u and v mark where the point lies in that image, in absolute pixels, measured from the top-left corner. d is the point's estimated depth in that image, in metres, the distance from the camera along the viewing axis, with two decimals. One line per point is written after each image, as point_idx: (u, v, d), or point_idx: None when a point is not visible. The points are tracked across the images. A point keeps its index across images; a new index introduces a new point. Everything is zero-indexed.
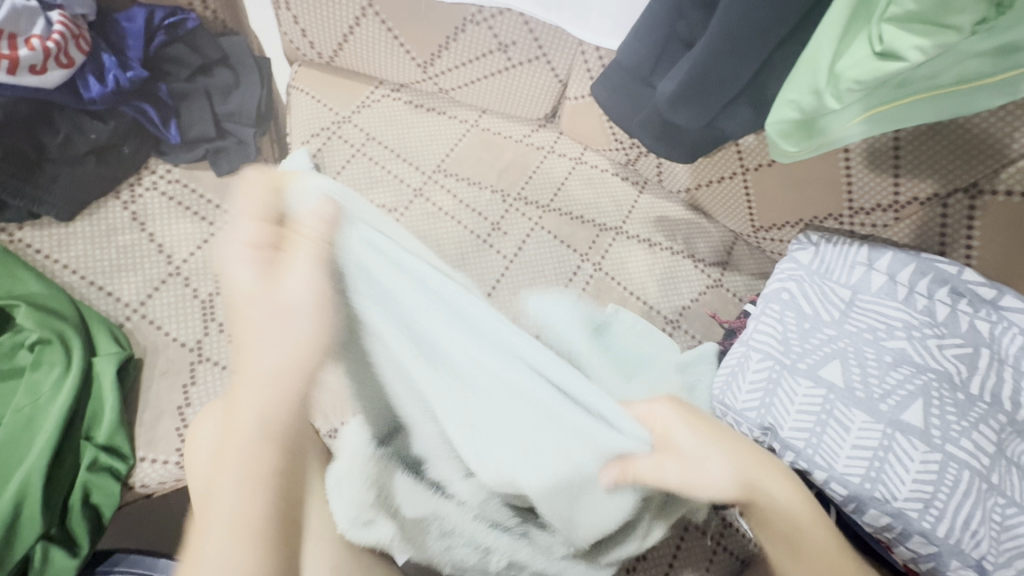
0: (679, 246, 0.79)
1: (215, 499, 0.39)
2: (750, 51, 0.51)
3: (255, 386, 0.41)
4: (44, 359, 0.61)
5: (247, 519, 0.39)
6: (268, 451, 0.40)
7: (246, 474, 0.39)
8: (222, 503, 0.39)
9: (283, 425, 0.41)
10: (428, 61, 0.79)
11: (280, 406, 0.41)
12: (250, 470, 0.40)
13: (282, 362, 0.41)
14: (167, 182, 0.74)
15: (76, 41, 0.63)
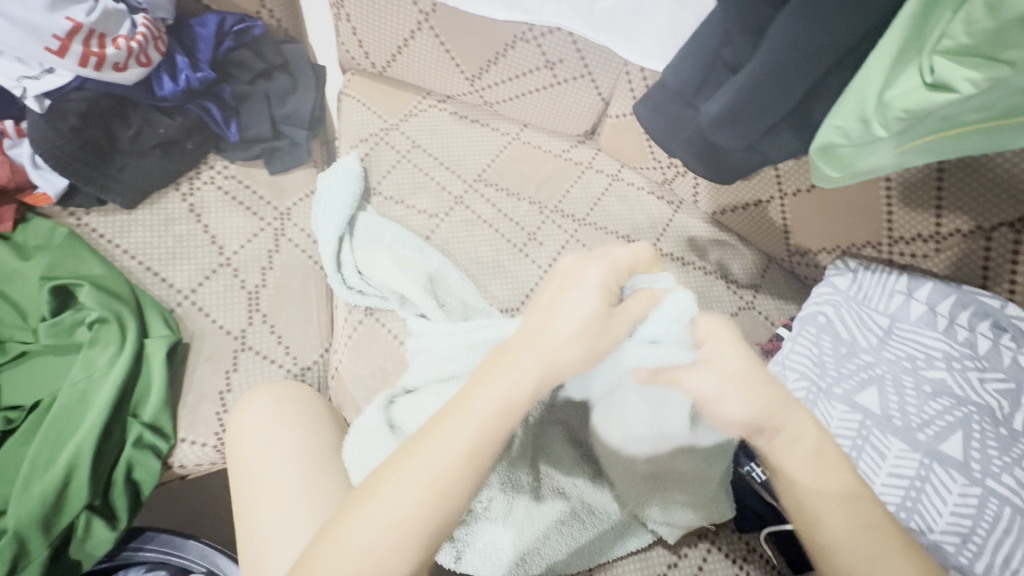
0: (712, 266, 0.79)
1: (347, 525, 0.39)
2: (798, 78, 0.52)
3: (525, 371, 0.42)
4: (100, 338, 0.65)
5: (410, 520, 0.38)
6: (428, 495, 0.39)
7: (428, 485, 0.39)
8: (442, 445, 0.40)
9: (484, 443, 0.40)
10: (476, 75, 0.82)
11: (525, 405, 0.42)
12: (443, 474, 0.39)
13: (580, 347, 0.43)
14: (224, 178, 0.78)
15: (155, 42, 0.67)
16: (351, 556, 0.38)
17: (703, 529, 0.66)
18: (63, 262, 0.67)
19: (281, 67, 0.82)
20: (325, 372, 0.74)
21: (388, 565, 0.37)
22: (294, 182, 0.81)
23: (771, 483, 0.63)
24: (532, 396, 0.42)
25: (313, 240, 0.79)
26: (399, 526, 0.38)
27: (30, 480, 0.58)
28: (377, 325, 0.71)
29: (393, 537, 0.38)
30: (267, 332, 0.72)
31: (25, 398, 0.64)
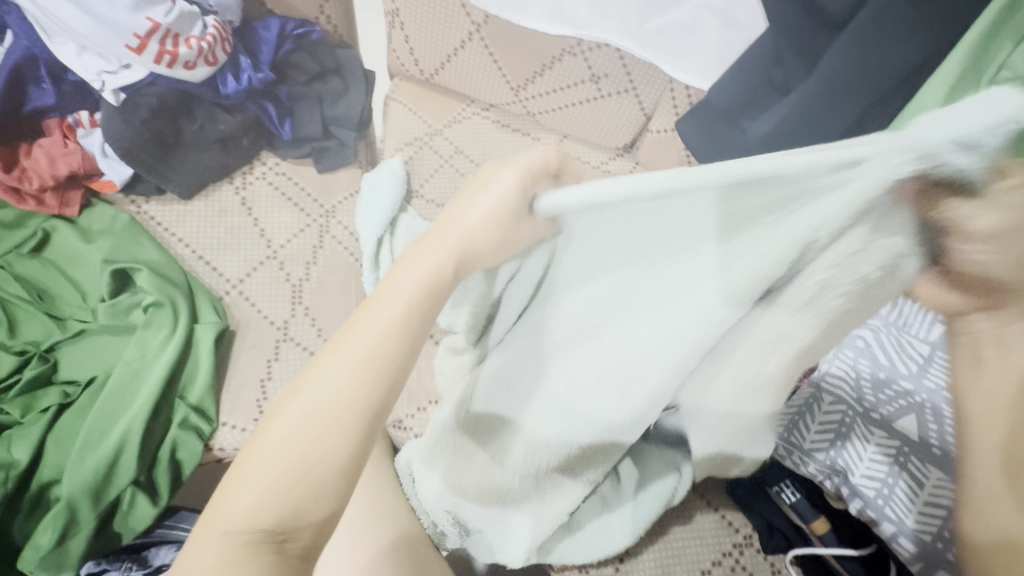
0: None
1: (264, 442, 0.34)
2: (851, 102, 0.53)
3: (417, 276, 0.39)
4: (154, 320, 0.68)
5: (343, 403, 0.35)
6: (358, 371, 0.36)
7: (355, 365, 0.36)
8: (374, 322, 0.38)
9: (411, 318, 0.39)
10: (521, 86, 0.84)
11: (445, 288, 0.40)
12: (376, 348, 0.37)
13: (494, 235, 0.40)
14: (275, 174, 0.81)
15: (223, 43, 0.71)
16: (272, 457, 0.33)
17: (727, 545, 0.66)
18: (124, 247, 0.71)
19: (334, 70, 0.85)
20: None
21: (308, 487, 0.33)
22: (340, 181, 0.83)
23: (801, 504, 0.63)
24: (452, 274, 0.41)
25: (356, 237, 0.81)
26: (311, 454, 0.33)
27: (85, 453, 0.62)
28: None
29: (327, 413, 0.34)
30: (309, 324, 0.74)
31: (82, 373, 0.67)
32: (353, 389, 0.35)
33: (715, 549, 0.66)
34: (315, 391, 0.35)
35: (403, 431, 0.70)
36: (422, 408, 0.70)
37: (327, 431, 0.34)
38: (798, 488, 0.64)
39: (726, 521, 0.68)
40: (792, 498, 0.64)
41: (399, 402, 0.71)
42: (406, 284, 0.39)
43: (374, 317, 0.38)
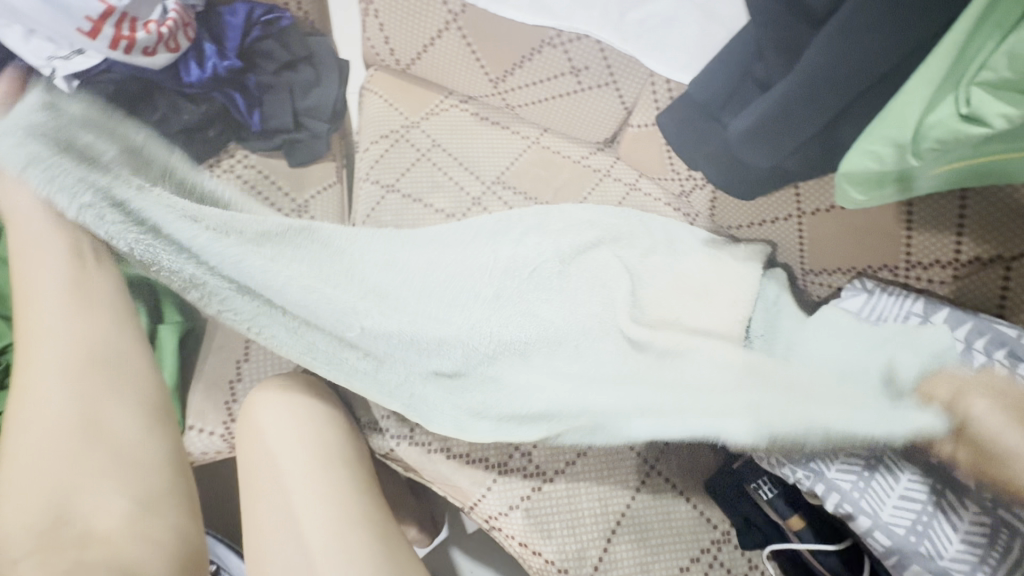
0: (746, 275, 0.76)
1: (9, 508, 0.48)
2: (833, 97, 0.52)
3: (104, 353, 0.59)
4: None
5: (58, 419, 0.53)
6: (92, 398, 0.56)
7: (93, 439, 0.53)
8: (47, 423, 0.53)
9: (83, 358, 0.58)
10: (500, 78, 0.82)
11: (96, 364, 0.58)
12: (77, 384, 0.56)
13: (75, 349, 0.58)
14: (244, 167, 0.77)
15: (184, 29, 0.70)
16: (115, 438, 0.55)
17: (705, 543, 0.67)
18: None
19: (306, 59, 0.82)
20: (335, 367, 0.74)
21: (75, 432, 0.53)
22: (313, 175, 0.81)
23: (777, 502, 0.64)
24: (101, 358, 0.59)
25: None
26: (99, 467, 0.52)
27: None
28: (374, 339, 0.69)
29: (60, 465, 0.51)
30: None
31: None
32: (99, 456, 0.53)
33: (693, 546, 0.66)
34: (22, 495, 0.48)
35: (378, 432, 0.70)
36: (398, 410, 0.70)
37: (73, 463, 0.51)
38: (774, 485, 0.64)
39: (706, 518, 0.68)
40: (768, 495, 0.64)
41: (375, 403, 0.71)
42: (55, 397, 0.54)
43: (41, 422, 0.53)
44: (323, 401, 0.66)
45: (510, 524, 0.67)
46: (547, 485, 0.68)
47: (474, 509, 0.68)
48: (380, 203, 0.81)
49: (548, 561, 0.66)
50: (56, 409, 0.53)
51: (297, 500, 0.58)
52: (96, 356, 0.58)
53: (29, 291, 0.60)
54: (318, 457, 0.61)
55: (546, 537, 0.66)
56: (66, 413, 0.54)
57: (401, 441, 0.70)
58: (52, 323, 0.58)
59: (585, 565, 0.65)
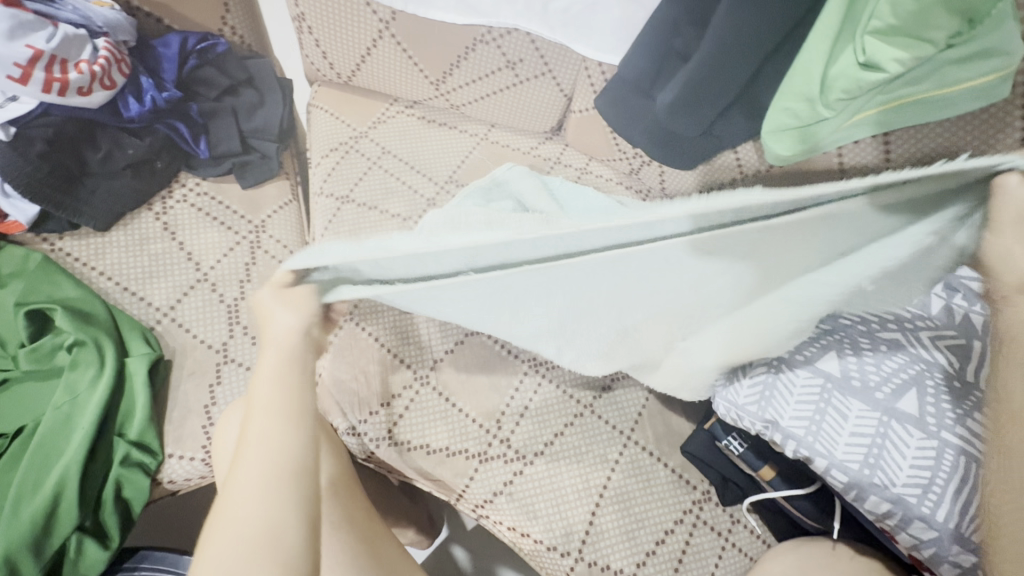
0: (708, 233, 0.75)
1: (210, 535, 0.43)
2: (745, 59, 0.54)
3: (279, 330, 0.47)
4: (80, 360, 0.65)
5: (285, 389, 0.46)
6: (280, 414, 0.45)
7: (258, 489, 0.42)
8: (236, 488, 0.43)
9: (292, 363, 0.47)
10: (440, 79, 0.84)
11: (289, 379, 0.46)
12: (273, 407, 0.45)
13: (278, 377, 0.46)
14: (196, 195, 0.79)
15: (118, 65, 0.69)
16: (250, 470, 0.43)
17: (686, 504, 0.69)
18: (38, 287, 0.68)
19: (247, 81, 0.83)
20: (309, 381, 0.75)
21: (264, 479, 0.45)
22: (267, 195, 0.82)
23: (747, 455, 0.64)
24: (297, 344, 0.48)
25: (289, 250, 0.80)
26: (259, 479, 0.43)
27: (20, 504, 0.59)
28: (357, 328, 0.73)
29: (240, 514, 0.41)
30: (249, 343, 0.73)
31: (9, 423, 0.64)
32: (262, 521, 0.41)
33: (676, 508, 0.69)
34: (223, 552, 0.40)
35: (357, 437, 0.69)
36: (375, 411, 0.70)
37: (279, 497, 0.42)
38: (743, 439, 0.65)
39: (684, 480, 0.70)
40: (738, 449, 0.65)
41: (349, 409, 0.70)
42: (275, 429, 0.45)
43: (244, 467, 0.43)
44: None
45: (496, 510, 0.68)
46: (527, 468, 0.69)
47: (461, 499, 0.69)
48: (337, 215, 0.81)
49: (537, 541, 0.67)
50: (249, 471, 0.43)
51: None
52: (280, 405, 0.45)
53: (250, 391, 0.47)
54: None
55: (532, 518, 0.67)
56: (281, 386, 0.46)
57: (380, 443, 0.69)
58: (292, 373, 0.47)
59: (573, 540, 0.67)
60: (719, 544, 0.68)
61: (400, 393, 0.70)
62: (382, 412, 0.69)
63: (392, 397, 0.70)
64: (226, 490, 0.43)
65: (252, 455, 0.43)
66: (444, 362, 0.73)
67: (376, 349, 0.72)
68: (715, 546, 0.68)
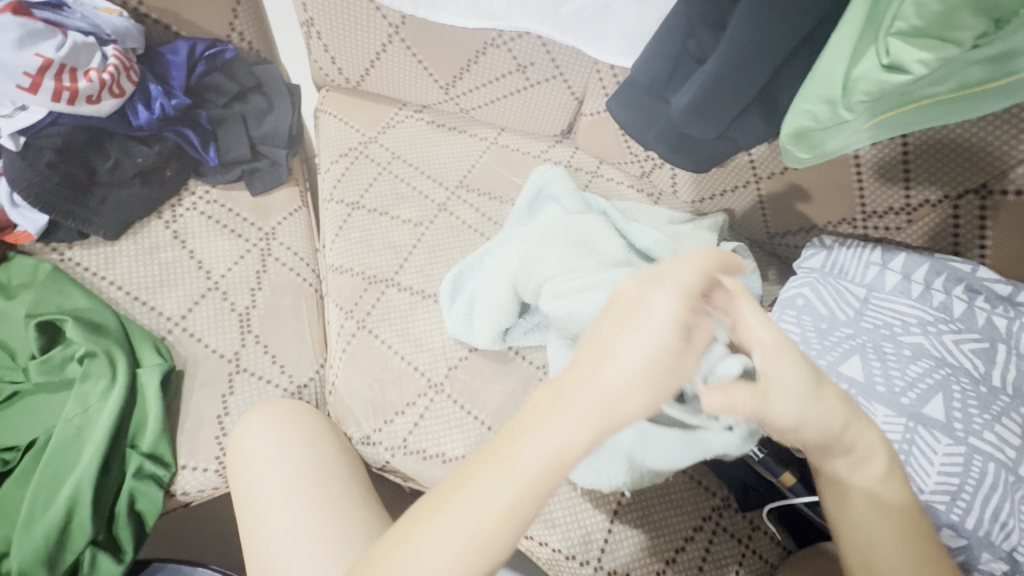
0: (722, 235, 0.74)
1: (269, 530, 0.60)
2: (764, 62, 0.54)
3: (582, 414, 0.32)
4: (91, 371, 0.64)
5: (496, 543, 0.33)
6: (505, 527, 0.33)
7: None
8: None
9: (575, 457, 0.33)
10: (450, 83, 0.83)
11: (577, 461, 0.33)
12: (514, 502, 0.33)
13: (533, 490, 0.32)
14: (206, 203, 0.78)
15: (127, 72, 0.69)
16: (439, 573, 0.33)
17: (706, 510, 0.68)
18: (48, 298, 0.67)
19: (255, 88, 0.82)
20: (322, 389, 0.74)
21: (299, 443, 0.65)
22: (276, 202, 0.81)
23: (767, 461, 0.62)
24: (561, 450, 0.33)
25: (300, 257, 0.79)
26: None
27: (33, 519, 0.58)
28: (370, 336, 0.72)
29: None
30: (262, 352, 0.72)
31: (20, 436, 0.63)
32: None
33: (695, 515, 0.68)
34: None
35: (372, 446, 0.69)
36: (390, 420, 0.69)
37: None
38: (763, 445, 0.62)
39: (703, 486, 0.70)
40: (758, 455, 0.63)
41: (365, 418, 0.69)
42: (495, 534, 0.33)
43: (441, 553, 0.33)
44: (312, 423, 0.66)
45: None
46: None
47: None
48: (347, 221, 0.81)
49: (555, 550, 0.66)
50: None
51: (296, 519, 0.57)
52: (518, 515, 0.33)
53: (441, 501, 0.34)
54: (304, 477, 0.60)
55: (551, 527, 0.66)
56: (504, 512, 0.33)
57: (395, 452, 0.68)
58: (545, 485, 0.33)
59: (592, 548, 0.66)
60: (739, 551, 0.67)
61: (412, 402, 0.69)
62: (397, 421, 0.68)
63: (407, 406, 0.69)
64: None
65: (427, 564, 0.33)
66: (458, 370, 0.71)
67: (391, 358, 0.71)
68: (736, 553, 0.67)
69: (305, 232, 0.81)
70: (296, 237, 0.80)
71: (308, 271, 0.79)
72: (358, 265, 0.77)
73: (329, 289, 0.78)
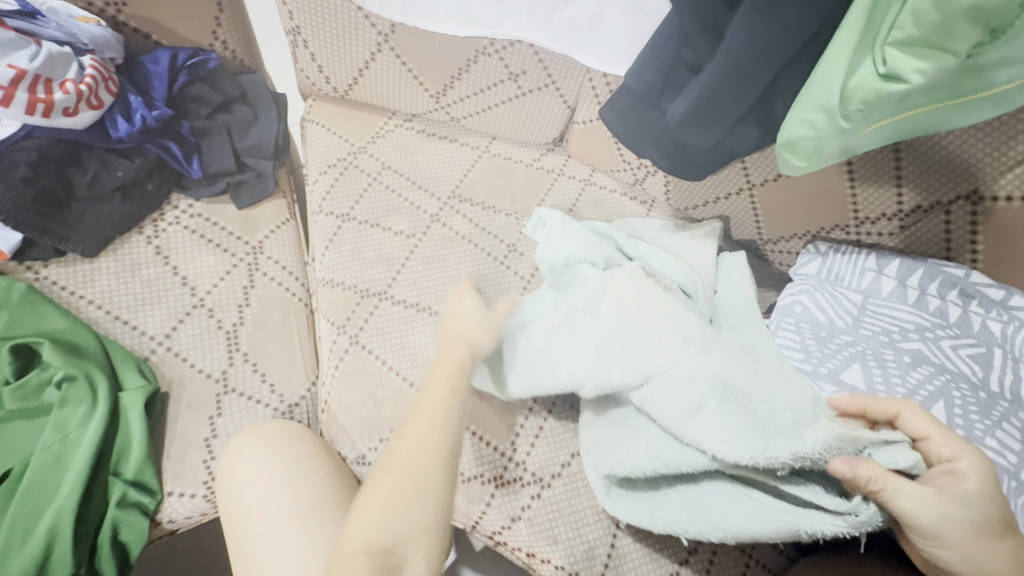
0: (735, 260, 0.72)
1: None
2: (761, 71, 0.54)
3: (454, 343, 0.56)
4: (70, 396, 0.61)
5: (433, 449, 0.47)
6: (439, 420, 0.48)
7: (414, 498, 0.45)
8: (387, 484, 0.45)
9: (457, 364, 0.54)
10: (441, 92, 0.82)
11: (451, 380, 0.52)
12: (431, 427, 0.48)
13: (442, 403, 0.50)
14: (190, 217, 0.75)
15: (105, 83, 0.66)
16: (412, 459, 0.46)
17: None
18: (23, 320, 0.64)
19: (240, 98, 0.80)
20: (314, 407, 0.72)
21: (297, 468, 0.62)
22: (263, 215, 0.79)
23: None
24: (456, 372, 0.53)
25: (289, 272, 0.77)
26: (421, 483, 0.45)
27: (8, 555, 0.55)
28: (363, 351, 0.70)
29: (409, 492, 0.45)
30: (250, 371, 0.70)
31: None
32: (388, 524, 0.43)
33: None
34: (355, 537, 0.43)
35: (367, 466, 0.66)
36: (386, 438, 0.67)
37: None
38: None
39: None
40: None
41: (359, 437, 0.67)
42: (430, 450, 0.47)
43: (405, 451, 0.47)
44: (303, 444, 0.64)
45: (514, 537, 0.66)
46: (545, 491, 0.67)
47: (478, 527, 0.67)
48: (337, 233, 0.79)
49: (558, 568, 0.65)
50: (407, 450, 0.47)
51: (288, 548, 0.54)
52: (425, 422, 0.49)
53: (400, 430, 0.49)
54: (297, 502, 0.58)
55: (554, 543, 0.65)
56: (435, 422, 0.48)
57: None
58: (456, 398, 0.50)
59: (595, 564, 0.65)
60: (743, 561, 0.66)
61: None
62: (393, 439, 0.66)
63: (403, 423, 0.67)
64: (381, 481, 0.46)
65: (413, 448, 0.47)
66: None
67: (385, 374, 0.70)
68: (739, 564, 0.66)
69: (293, 245, 0.79)
70: (284, 250, 0.78)
71: (297, 286, 0.77)
72: (349, 279, 0.75)
73: (320, 303, 0.76)
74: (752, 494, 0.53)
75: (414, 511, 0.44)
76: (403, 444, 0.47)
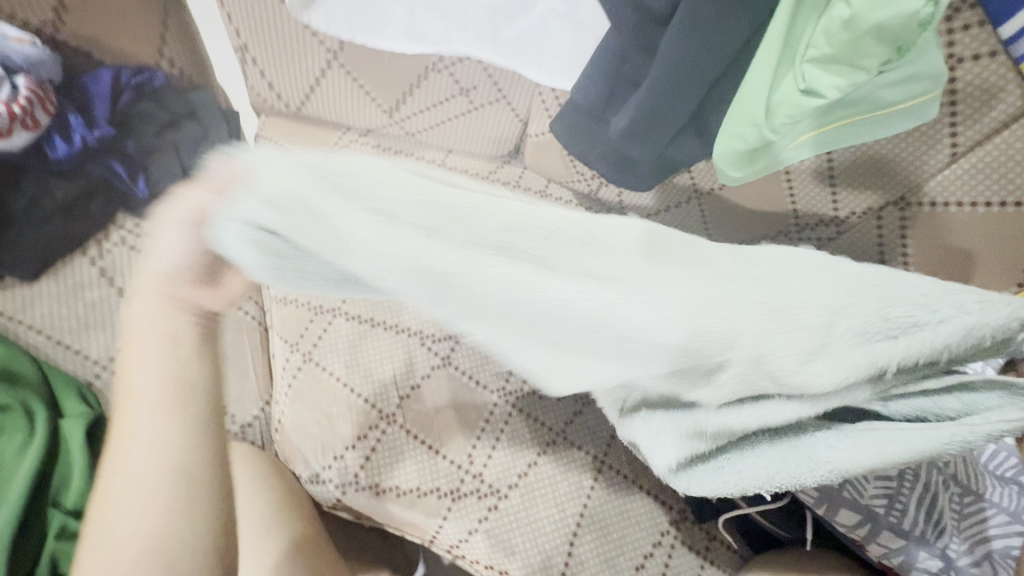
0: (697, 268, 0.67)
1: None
2: (692, 87, 0.55)
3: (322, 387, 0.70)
4: (6, 426, 0.59)
5: (164, 462, 0.39)
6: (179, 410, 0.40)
7: (175, 469, 0.40)
8: (127, 472, 0.40)
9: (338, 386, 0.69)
10: (394, 107, 0.83)
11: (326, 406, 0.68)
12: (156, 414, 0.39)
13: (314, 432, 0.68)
14: (137, 236, 0.74)
15: (42, 103, 0.66)
16: (143, 461, 0.39)
17: (664, 525, 0.69)
18: None
19: (188, 114, 0.79)
20: (268, 427, 0.72)
21: (163, 558, 0.39)
22: None
23: None
24: (337, 404, 0.68)
25: None
26: (162, 456, 0.39)
27: None
28: (317, 369, 0.70)
29: (163, 470, 0.39)
30: None
31: None
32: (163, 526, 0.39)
33: (653, 531, 0.68)
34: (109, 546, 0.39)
35: (320, 484, 0.67)
36: (340, 455, 0.67)
37: None
38: None
39: (660, 501, 0.70)
40: None
41: (312, 455, 0.67)
42: (142, 451, 0.39)
43: (134, 458, 0.39)
44: (253, 466, 0.64)
45: (470, 549, 0.66)
46: (503, 502, 0.67)
47: (434, 541, 0.67)
48: None
49: None
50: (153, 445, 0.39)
51: None
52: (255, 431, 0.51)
53: (117, 445, 0.41)
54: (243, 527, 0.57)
55: (510, 554, 0.65)
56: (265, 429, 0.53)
57: (347, 488, 0.66)
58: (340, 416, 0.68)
59: (552, 574, 0.65)
60: (698, 562, 0.68)
61: (365, 434, 0.67)
62: (347, 455, 0.67)
63: (357, 439, 0.67)
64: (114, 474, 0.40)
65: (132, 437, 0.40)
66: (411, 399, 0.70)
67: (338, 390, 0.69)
68: (694, 566, 0.67)
69: None
70: None
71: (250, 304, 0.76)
72: (303, 296, 0.74)
73: (273, 321, 0.75)
74: (864, 435, 0.37)
75: (168, 535, 0.39)
76: (140, 435, 0.39)
